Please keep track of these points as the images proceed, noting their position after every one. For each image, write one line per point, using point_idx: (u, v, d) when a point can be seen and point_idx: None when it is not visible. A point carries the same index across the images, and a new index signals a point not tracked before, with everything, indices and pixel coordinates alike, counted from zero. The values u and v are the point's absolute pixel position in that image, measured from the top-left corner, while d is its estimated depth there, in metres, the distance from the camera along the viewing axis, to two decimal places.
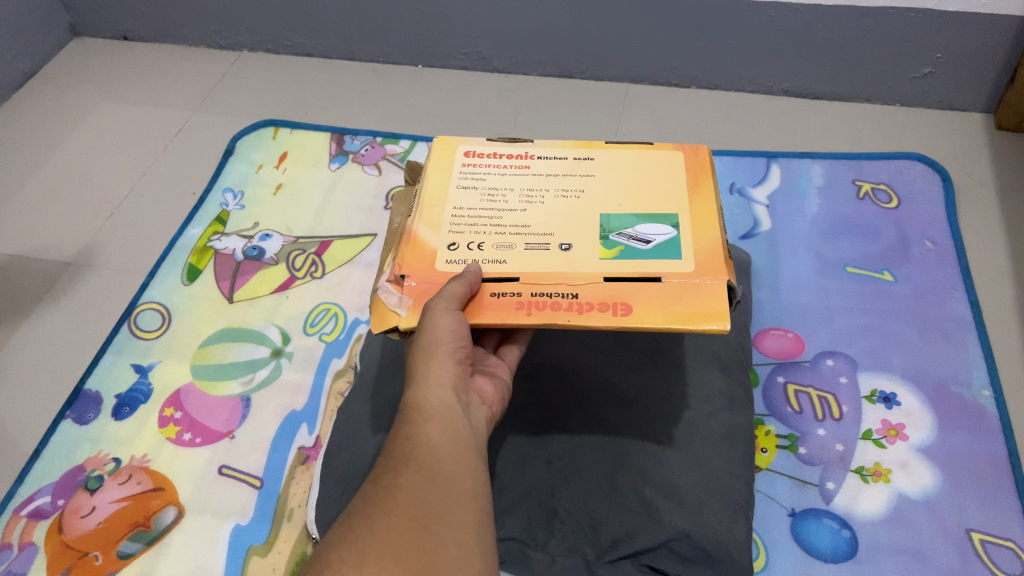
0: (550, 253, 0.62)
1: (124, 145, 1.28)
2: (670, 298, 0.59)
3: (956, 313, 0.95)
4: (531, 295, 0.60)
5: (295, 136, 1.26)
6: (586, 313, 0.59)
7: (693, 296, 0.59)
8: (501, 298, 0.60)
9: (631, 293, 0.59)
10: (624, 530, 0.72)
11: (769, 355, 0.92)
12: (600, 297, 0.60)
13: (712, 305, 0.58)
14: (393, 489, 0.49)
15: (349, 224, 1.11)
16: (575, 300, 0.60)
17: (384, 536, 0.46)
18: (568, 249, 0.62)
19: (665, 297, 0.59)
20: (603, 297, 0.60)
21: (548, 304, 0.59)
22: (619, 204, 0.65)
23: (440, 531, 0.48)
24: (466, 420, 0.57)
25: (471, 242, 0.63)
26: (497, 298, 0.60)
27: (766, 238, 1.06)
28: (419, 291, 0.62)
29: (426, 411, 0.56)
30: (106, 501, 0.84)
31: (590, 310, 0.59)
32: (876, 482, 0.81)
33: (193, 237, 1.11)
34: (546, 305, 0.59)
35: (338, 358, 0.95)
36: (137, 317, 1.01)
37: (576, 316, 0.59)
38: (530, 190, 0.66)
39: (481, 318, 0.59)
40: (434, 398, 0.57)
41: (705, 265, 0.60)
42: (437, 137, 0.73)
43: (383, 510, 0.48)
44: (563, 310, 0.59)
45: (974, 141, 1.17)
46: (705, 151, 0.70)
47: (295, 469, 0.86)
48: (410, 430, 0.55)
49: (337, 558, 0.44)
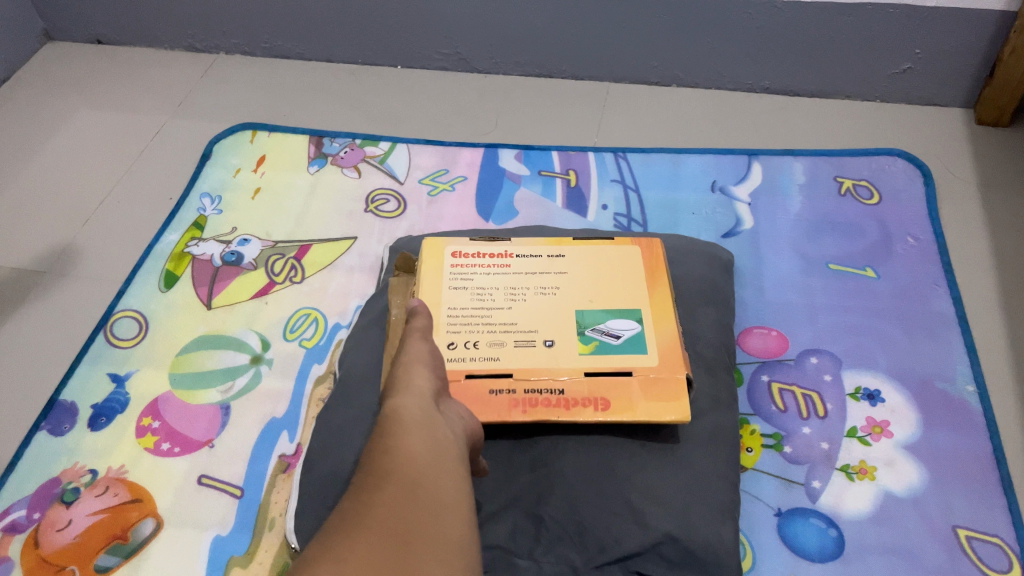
0: (536, 349, 0.76)
1: (98, 152, 1.26)
2: (641, 391, 0.73)
3: (940, 310, 0.95)
4: (525, 392, 0.73)
5: (273, 139, 1.25)
6: (573, 408, 0.72)
7: (657, 391, 0.72)
8: (499, 395, 0.73)
9: (609, 389, 0.73)
10: (611, 536, 0.71)
11: (753, 354, 0.92)
12: (584, 393, 0.73)
13: (673, 396, 0.72)
14: (374, 502, 0.48)
15: (329, 228, 1.10)
16: (562, 396, 0.73)
17: (365, 549, 0.44)
18: (551, 345, 0.76)
19: (635, 390, 0.73)
20: (586, 393, 0.73)
21: (539, 401, 0.73)
22: (589, 300, 0.80)
23: (420, 543, 0.46)
24: (446, 430, 0.56)
25: (467, 341, 0.76)
26: (496, 395, 0.73)
27: (748, 236, 1.05)
28: None
29: (407, 422, 0.56)
30: (82, 514, 0.82)
31: (576, 406, 0.72)
32: (862, 480, 0.81)
33: (170, 243, 1.09)
34: (539, 402, 0.72)
35: (319, 363, 0.94)
36: (113, 326, 1.00)
37: (564, 411, 0.72)
38: (514, 289, 0.81)
39: (486, 413, 0.72)
40: (413, 414, 0.56)
41: (666, 359, 0.74)
42: (426, 239, 0.86)
43: (363, 525, 0.46)
44: (553, 406, 0.72)
45: (953, 137, 1.17)
46: (657, 245, 0.86)
47: (276, 478, 0.84)
48: (388, 443, 0.53)
49: (316, 574, 0.42)
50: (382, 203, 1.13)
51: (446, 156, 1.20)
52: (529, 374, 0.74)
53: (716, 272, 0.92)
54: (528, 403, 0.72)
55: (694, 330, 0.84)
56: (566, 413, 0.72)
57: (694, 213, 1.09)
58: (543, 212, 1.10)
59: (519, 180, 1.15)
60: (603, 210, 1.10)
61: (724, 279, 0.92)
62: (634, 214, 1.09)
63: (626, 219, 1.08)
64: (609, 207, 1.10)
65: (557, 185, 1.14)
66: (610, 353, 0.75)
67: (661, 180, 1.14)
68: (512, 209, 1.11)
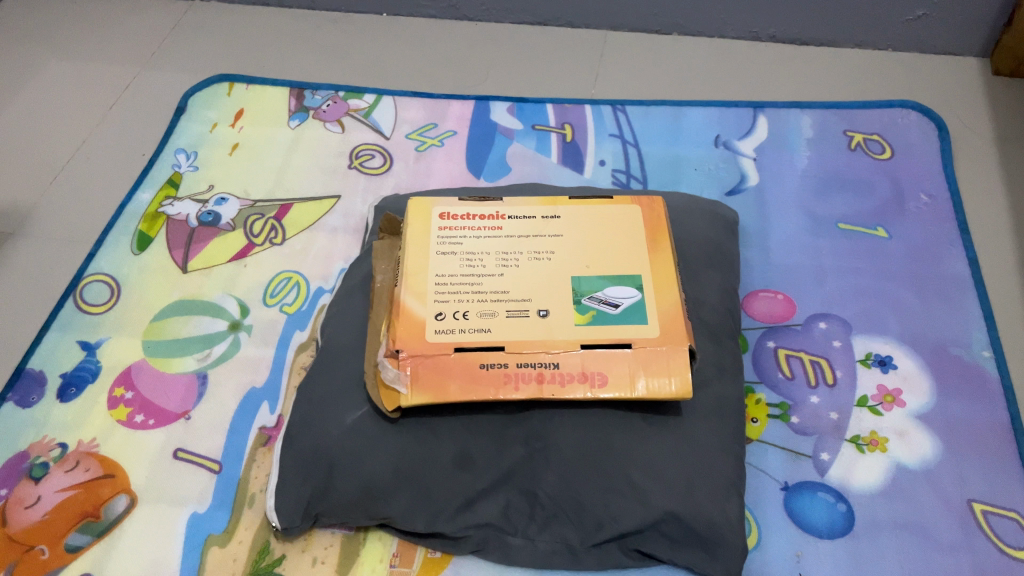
0: (530, 319, 0.71)
1: (66, 105, 1.19)
2: (641, 364, 0.68)
3: (955, 272, 0.90)
4: (517, 366, 0.68)
5: (252, 92, 1.18)
6: (568, 385, 0.68)
7: (659, 363, 0.68)
8: (491, 370, 0.68)
9: (606, 363, 0.69)
10: (608, 514, 0.69)
11: (758, 319, 0.87)
12: (581, 368, 0.68)
13: (675, 371, 0.68)
14: None
15: (312, 186, 1.05)
16: (557, 371, 0.68)
17: None
18: (546, 315, 0.71)
19: (635, 363, 0.68)
20: (583, 368, 0.68)
21: (533, 376, 0.68)
22: (587, 266, 0.74)
23: None
24: None
25: (456, 311, 0.71)
26: (487, 369, 0.68)
27: (754, 193, 1.00)
28: (415, 364, 0.68)
29: None
30: (52, 490, 0.78)
31: (572, 381, 0.68)
32: (872, 452, 0.77)
33: (143, 202, 1.04)
34: (533, 377, 0.68)
35: (301, 330, 0.89)
36: (83, 290, 0.94)
37: (559, 387, 0.68)
38: (505, 253, 0.75)
39: (476, 392, 0.68)
40: None
41: (669, 329, 0.70)
42: (411, 199, 0.81)
43: None
44: (548, 382, 0.68)
45: (968, 89, 1.12)
46: (660, 205, 0.80)
47: (256, 452, 0.80)
48: None
49: None
50: (367, 158, 1.07)
51: (435, 109, 1.14)
52: (522, 347, 0.69)
53: (720, 233, 0.86)
54: (520, 378, 0.68)
55: (697, 295, 0.79)
56: (561, 390, 0.68)
57: (696, 169, 1.03)
58: (536, 168, 1.04)
59: (512, 135, 1.09)
60: (600, 166, 1.04)
61: (729, 241, 0.87)
62: (634, 170, 1.03)
63: (625, 175, 1.03)
64: (607, 162, 1.04)
65: (552, 140, 1.08)
66: (610, 324, 0.70)
67: (661, 134, 1.08)
68: (504, 165, 1.05)
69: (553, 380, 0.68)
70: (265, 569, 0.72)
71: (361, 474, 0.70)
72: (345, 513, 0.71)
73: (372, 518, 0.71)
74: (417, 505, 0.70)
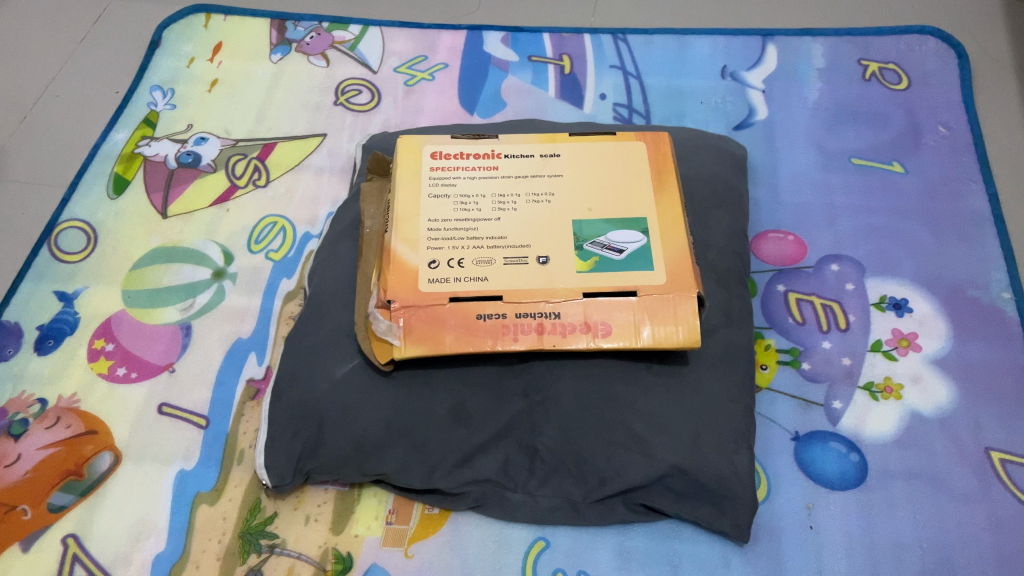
0: (528, 267, 0.66)
1: (32, 40, 1.12)
2: (647, 312, 0.64)
3: (974, 209, 0.86)
4: (516, 317, 0.64)
5: (230, 24, 1.11)
6: (570, 335, 0.64)
7: (665, 311, 0.64)
8: (488, 321, 0.64)
9: (610, 312, 0.65)
10: (611, 468, 0.66)
11: (767, 261, 0.83)
12: (583, 318, 0.65)
13: (683, 322, 0.64)
14: None
15: (296, 124, 0.99)
16: (558, 321, 0.64)
17: None
18: (546, 262, 0.67)
19: (640, 311, 0.64)
20: (585, 318, 0.65)
21: (533, 327, 0.64)
22: (589, 209, 0.70)
23: None
24: None
25: (450, 258, 0.67)
26: (484, 321, 0.64)
27: (763, 127, 0.95)
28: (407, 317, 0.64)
29: None
30: (32, 448, 0.75)
31: (574, 331, 0.64)
32: (886, 399, 0.74)
33: (118, 143, 0.98)
34: (532, 328, 0.64)
35: (288, 278, 0.85)
36: (58, 237, 0.90)
37: (560, 338, 0.64)
38: (501, 196, 0.71)
39: (473, 344, 0.64)
40: None
41: (675, 276, 0.66)
42: (400, 138, 0.76)
43: None
44: (549, 332, 0.64)
45: (990, 13, 1.06)
46: (666, 143, 0.75)
47: (244, 406, 0.77)
48: None
49: None
50: (354, 94, 1.01)
51: (425, 41, 1.07)
52: (521, 296, 0.65)
53: (729, 172, 0.82)
54: (518, 329, 0.64)
55: (704, 237, 0.75)
56: (562, 341, 0.64)
57: (701, 102, 0.98)
58: (533, 103, 0.99)
59: (507, 67, 1.03)
60: (601, 100, 0.99)
61: (738, 179, 0.82)
62: (636, 104, 0.98)
63: (627, 109, 0.98)
64: (608, 96, 0.99)
65: (550, 72, 1.02)
66: (613, 271, 0.66)
67: (665, 65, 1.02)
68: (500, 100, 1.00)
69: (553, 331, 0.64)
70: (257, 527, 0.70)
71: (354, 430, 0.67)
72: (338, 470, 0.68)
73: (365, 474, 0.68)
74: (412, 461, 0.67)
